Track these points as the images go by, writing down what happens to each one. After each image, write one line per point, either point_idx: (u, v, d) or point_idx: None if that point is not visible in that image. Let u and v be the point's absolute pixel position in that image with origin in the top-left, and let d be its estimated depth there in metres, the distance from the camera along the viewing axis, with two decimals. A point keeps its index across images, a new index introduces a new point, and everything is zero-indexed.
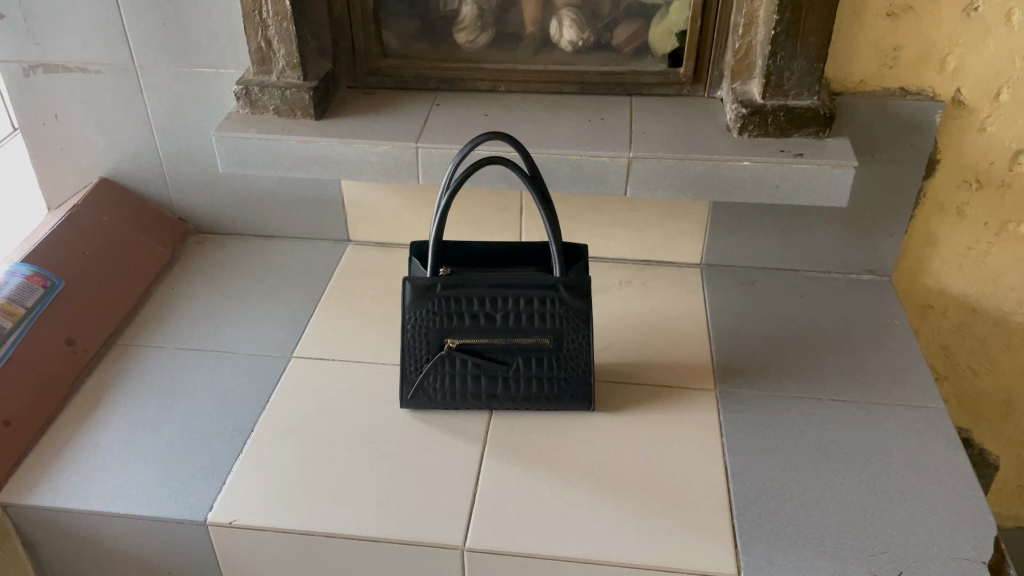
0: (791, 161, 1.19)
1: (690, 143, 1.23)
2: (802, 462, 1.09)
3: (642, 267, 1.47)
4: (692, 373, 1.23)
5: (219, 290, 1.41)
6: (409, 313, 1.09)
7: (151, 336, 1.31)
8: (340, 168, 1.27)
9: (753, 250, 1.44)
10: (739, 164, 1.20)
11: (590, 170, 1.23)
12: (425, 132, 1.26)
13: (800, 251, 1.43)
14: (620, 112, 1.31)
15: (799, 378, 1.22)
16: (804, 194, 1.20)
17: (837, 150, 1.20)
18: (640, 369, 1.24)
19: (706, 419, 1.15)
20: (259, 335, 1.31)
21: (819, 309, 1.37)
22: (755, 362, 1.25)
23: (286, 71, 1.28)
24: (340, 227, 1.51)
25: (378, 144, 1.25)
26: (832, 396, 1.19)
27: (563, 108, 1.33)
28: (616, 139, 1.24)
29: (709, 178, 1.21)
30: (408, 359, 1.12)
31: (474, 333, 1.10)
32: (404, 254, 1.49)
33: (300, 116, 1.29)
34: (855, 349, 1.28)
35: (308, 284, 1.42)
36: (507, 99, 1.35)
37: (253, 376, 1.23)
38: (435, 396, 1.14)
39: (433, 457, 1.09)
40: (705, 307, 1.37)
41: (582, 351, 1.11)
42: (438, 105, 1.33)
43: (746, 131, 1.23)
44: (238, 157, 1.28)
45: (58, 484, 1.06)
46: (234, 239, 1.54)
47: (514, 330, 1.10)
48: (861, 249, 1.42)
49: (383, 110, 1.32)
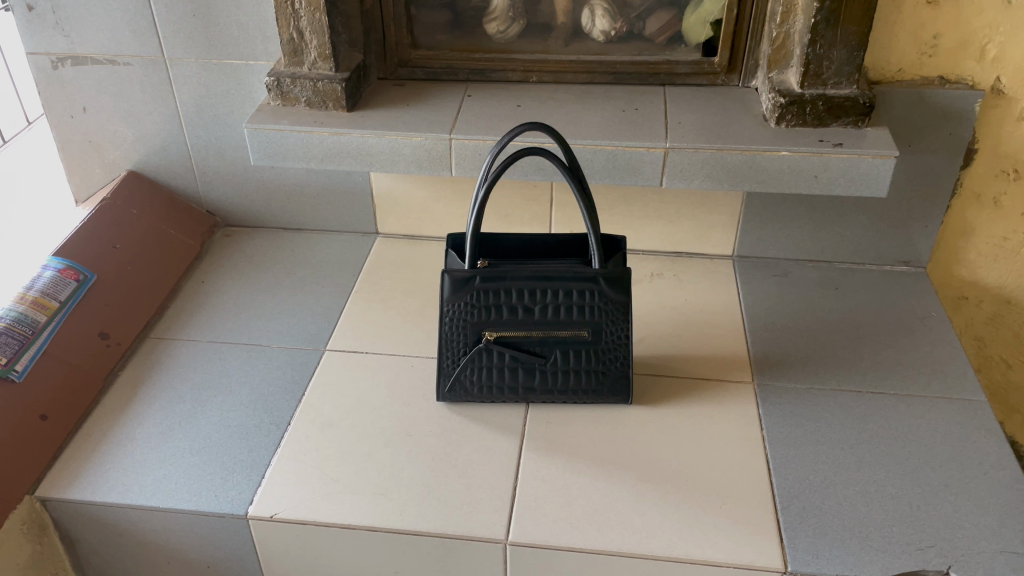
0: (831, 151, 1.17)
1: (726, 133, 1.22)
2: (844, 455, 1.08)
3: (673, 259, 1.46)
4: (729, 366, 1.22)
5: (250, 283, 1.40)
6: (448, 305, 1.08)
7: (182, 329, 1.31)
8: (373, 160, 1.26)
9: (786, 242, 1.42)
10: (777, 154, 1.19)
11: (626, 162, 1.22)
12: (458, 123, 1.25)
13: (833, 243, 1.42)
14: (654, 102, 1.30)
15: (837, 371, 1.21)
16: (843, 183, 1.19)
17: (876, 140, 1.19)
18: (676, 361, 1.23)
19: (745, 413, 1.14)
20: (291, 329, 1.30)
21: (855, 302, 1.35)
22: (792, 355, 1.24)
23: (317, 62, 1.27)
24: (368, 219, 1.50)
25: (411, 136, 1.24)
26: (872, 388, 1.18)
27: (596, 99, 1.31)
28: (652, 129, 1.23)
29: (746, 168, 1.20)
30: (445, 352, 1.11)
31: (513, 326, 1.09)
32: (432, 247, 1.48)
33: (332, 108, 1.28)
34: (893, 341, 1.27)
35: (338, 277, 1.41)
36: (538, 90, 1.34)
37: (287, 370, 1.22)
38: (472, 389, 1.13)
39: (472, 451, 1.09)
40: (739, 299, 1.36)
41: (620, 344, 1.10)
42: (470, 96, 1.32)
43: (784, 121, 1.22)
44: (270, 150, 1.28)
45: (97, 478, 1.06)
46: (262, 232, 1.54)
47: (553, 323, 1.08)
48: (895, 240, 1.40)
49: (415, 101, 1.31)
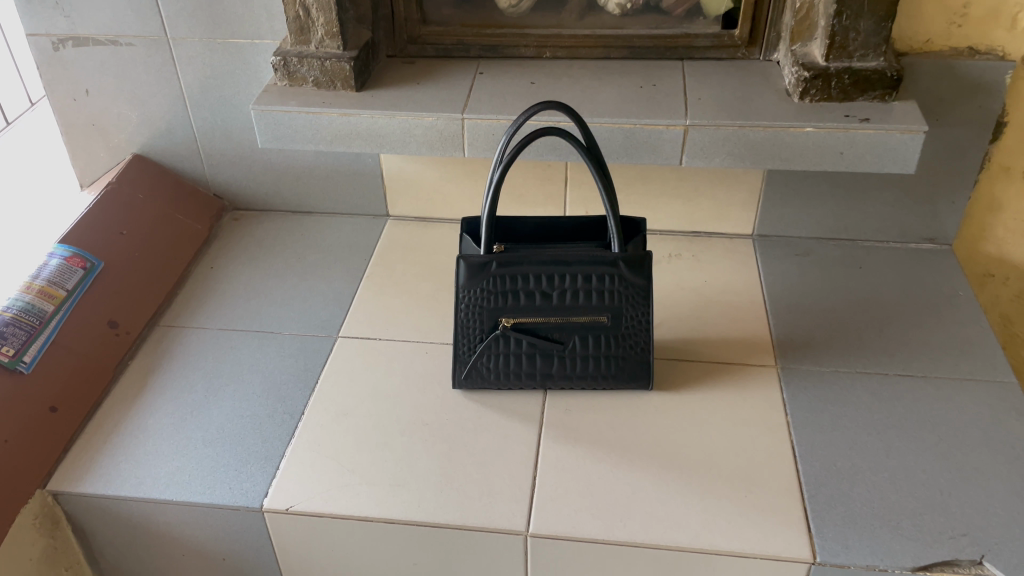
0: (857, 126, 1.13)
1: (747, 109, 1.18)
2: (872, 441, 1.05)
3: (691, 239, 1.42)
4: (751, 349, 1.19)
5: (259, 268, 1.38)
6: (463, 291, 1.05)
7: (192, 316, 1.28)
8: (383, 142, 1.23)
9: (808, 220, 1.39)
10: (801, 131, 1.15)
11: (644, 140, 1.18)
12: (470, 102, 1.21)
13: (857, 220, 1.38)
14: (672, 77, 1.26)
15: (863, 353, 1.18)
16: (870, 160, 1.15)
17: (904, 114, 1.15)
18: (696, 345, 1.20)
19: (769, 398, 1.11)
20: (302, 315, 1.27)
21: (880, 281, 1.32)
22: (816, 337, 1.21)
23: (324, 40, 1.24)
24: (379, 201, 1.47)
25: (423, 116, 1.20)
26: (899, 371, 1.15)
27: (612, 75, 1.27)
28: (672, 105, 1.19)
29: (769, 145, 1.16)
30: (461, 339, 1.08)
31: (530, 312, 1.06)
32: (444, 229, 1.45)
33: (340, 87, 1.24)
34: (920, 321, 1.23)
35: (349, 261, 1.38)
36: (552, 66, 1.30)
37: (299, 358, 1.19)
38: (489, 376, 1.11)
39: (490, 440, 1.06)
40: (760, 280, 1.32)
41: (641, 329, 1.07)
42: (482, 74, 1.29)
43: (808, 96, 1.17)
44: (278, 131, 1.24)
45: (109, 471, 1.04)
46: (271, 215, 1.51)
47: (572, 308, 1.06)
48: (921, 217, 1.36)
49: (426, 79, 1.27)
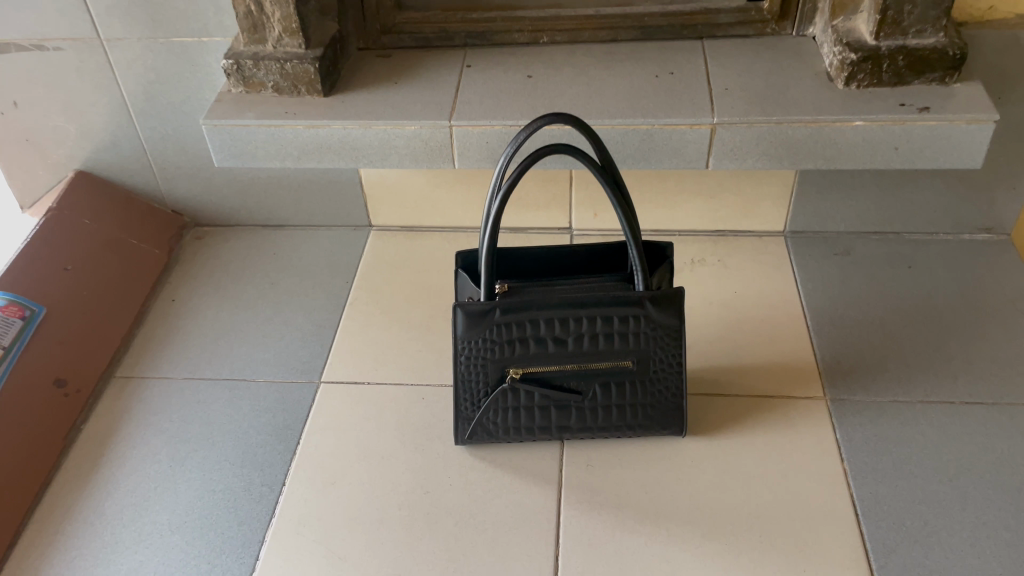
0: (915, 117, 0.96)
1: (784, 100, 1.00)
2: (944, 491, 0.91)
3: (714, 240, 1.26)
4: (795, 378, 1.04)
5: (228, 300, 1.21)
6: (462, 342, 0.89)
7: (152, 364, 1.12)
8: (359, 155, 1.06)
9: (846, 213, 1.23)
10: (850, 125, 0.97)
11: (664, 142, 1.01)
12: (458, 104, 1.04)
13: (902, 211, 1.22)
14: (692, 62, 1.08)
15: (922, 377, 1.03)
16: (929, 155, 0.99)
17: (969, 99, 0.97)
18: (731, 376, 1.05)
19: (821, 440, 0.97)
20: (279, 358, 1.12)
21: (933, 283, 1.16)
22: (868, 359, 1.06)
23: (283, 38, 1.05)
24: (360, 211, 1.30)
25: (404, 124, 1.02)
26: (967, 398, 1.00)
27: (622, 62, 1.09)
28: (695, 99, 1.02)
29: (811, 143, 0.99)
30: (463, 394, 0.93)
31: (542, 361, 0.90)
32: (435, 241, 1.29)
33: (305, 93, 1.07)
34: (984, 332, 1.08)
35: (330, 285, 1.22)
36: (551, 53, 1.12)
37: (276, 413, 1.04)
38: (497, 432, 0.95)
39: (503, 510, 0.92)
40: (797, 288, 1.17)
41: (671, 372, 0.92)
42: (469, 67, 1.10)
43: (855, 81, 1.00)
44: (236, 148, 1.06)
45: (62, 571, 0.89)
46: (239, 231, 1.34)
47: (590, 354, 0.90)
48: (976, 206, 1.20)
49: (405, 78, 1.09)
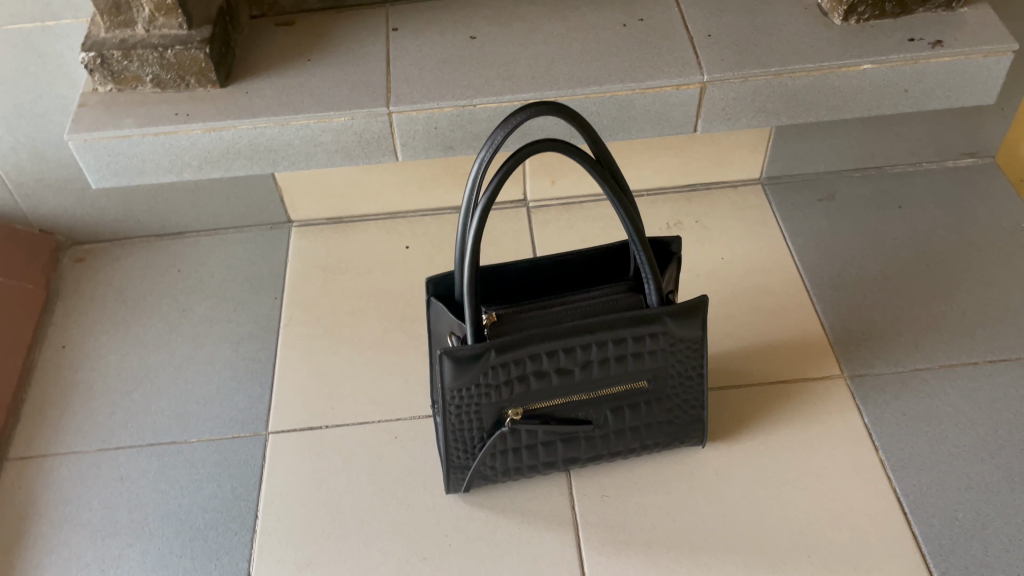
0: (930, 55, 0.83)
1: (778, 44, 0.86)
2: (989, 472, 0.84)
3: (686, 196, 1.13)
4: (806, 356, 0.95)
5: (134, 338, 1.01)
6: (450, 390, 0.73)
7: (54, 436, 0.92)
8: (279, 158, 0.86)
9: (826, 152, 1.11)
10: (857, 69, 0.84)
11: (647, 109, 0.85)
12: (395, 84, 0.85)
13: (885, 144, 1.11)
14: (661, 3, 0.91)
15: (939, 337, 0.95)
16: (941, 95, 0.87)
17: (982, 26, 0.85)
18: (738, 363, 0.95)
19: (850, 429, 0.88)
20: (211, 409, 0.93)
21: (927, 223, 1.07)
22: (878, 323, 0.97)
23: (156, 18, 0.81)
24: (276, 206, 1.10)
25: (330, 115, 0.83)
26: (990, 356, 0.92)
27: (579, 9, 0.91)
28: (676, 52, 0.86)
29: (814, 93, 0.85)
30: (454, 443, 0.78)
31: (545, 396, 0.76)
32: (372, 231, 1.11)
33: (195, 84, 0.85)
34: (991, 275, 1.00)
35: (257, 304, 1.03)
36: (493, 4, 0.93)
37: (223, 480, 0.87)
38: (495, 476, 0.82)
39: (518, 567, 0.79)
40: (787, 245, 1.06)
41: (689, 384, 0.80)
42: (397, 31, 0.90)
43: (855, 15, 0.86)
44: (118, 164, 0.84)
45: None
46: (131, 245, 1.11)
47: (600, 381, 0.76)
48: (962, 130, 1.11)
49: (319, 52, 0.89)
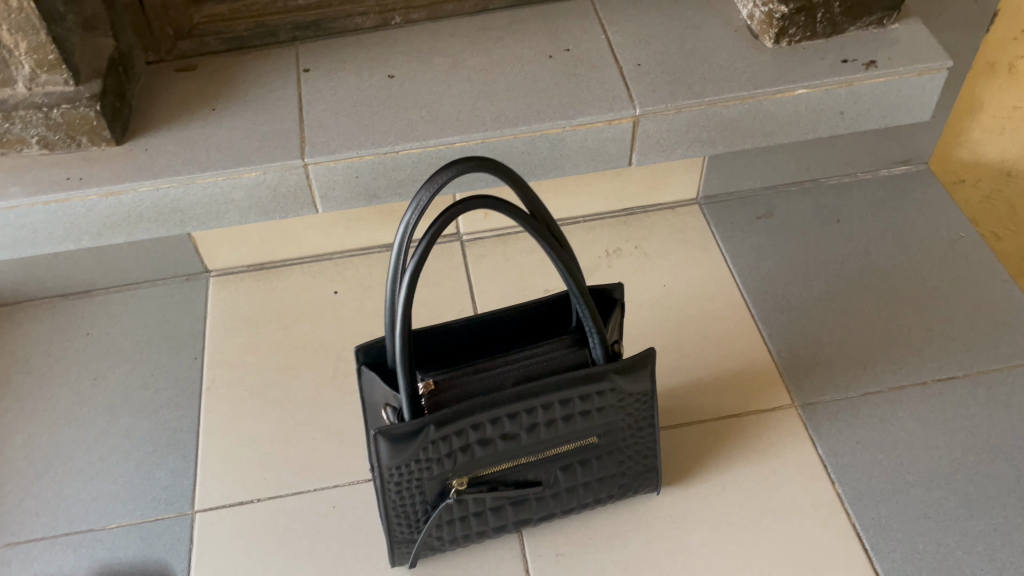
0: (862, 76, 0.81)
1: (709, 70, 0.82)
2: (946, 498, 0.82)
3: (624, 219, 1.10)
4: (757, 386, 0.92)
5: (42, 414, 0.93)
6: (391, 468, 0.68)
7: None
8: (187, 218, 0.79)
9: (762, 169, 1.09)
10: (791, 95, 0.81)
11: (579, 145, 0.81)
12: (310, 132, 0.79)
13: (821, 157, 1.09)
14: (587, 29, 0.87)
15: (887, 357, 0.93)
16: (877, 114, 0.85)
17: (913, 43, 0.83)
18: (688, 398, 0.92)
19: (804, 462, 0.86)
20: (132, 488, 0.86)
21: (866, 237, 1.06)
22: (826, 346, 0.95)
23: (38, 74, 0.73)
24: (192, 257, 1.03)
25: (240, 171, 0.76)
26: (938, 374, 0.91)
27: (503, 40, 0.87)
28: (605, 84, 0.82)
29: (750, 120, 0.82)
30: (398, 518, 0.73)
31: (492, 463, 0.71)
32: (298, 276, 1.05)
33: (88, 144, 0.77)
34: (934, 288, 0.99)
35: (177, 365, 0.96)
36: (410, 37, 0.88)
37: (148, 568, 0.80)
38: (445, 546, 0.77)
39: None
40: (730, 268, 1.04)
41: (641, 434, 0.76)
42: (308, 72, 0.84)
43: (786, 37, 0.83)
44: (8, 236, 0.77)
45: None
46: (34, 307, 1.03)
47: (548, 442, 0.72)
48: (896, 139, 1.10)
49: (225, 99, 0.82)
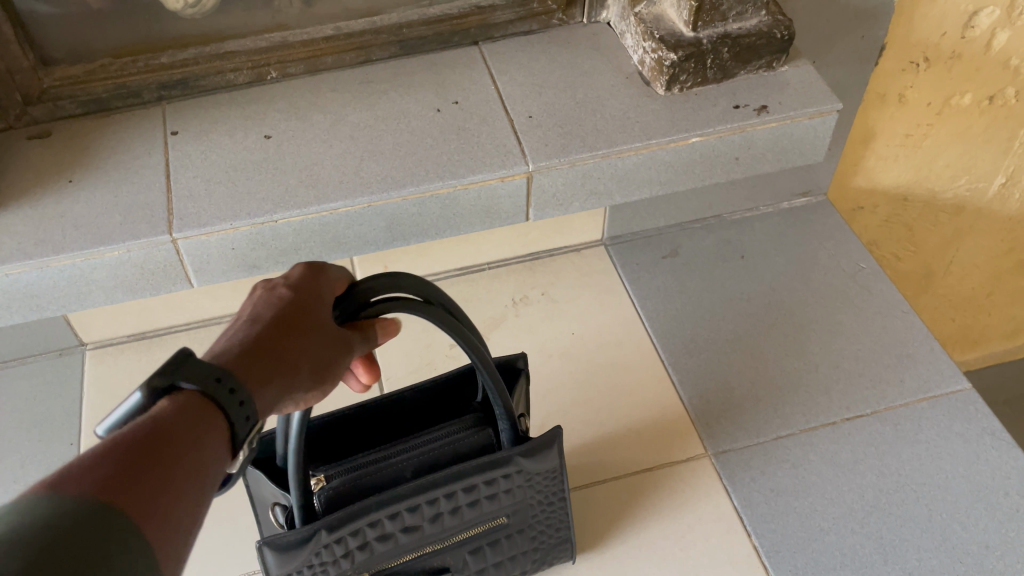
0: (756, 122, 0.80)
1: (602, 120, 0.80)
2: (861, 543, 0.81)
3: (529, 265, 1.07)
4: (669, 436, 0.90)
5: None
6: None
7: None
8: (44, 302, 0.72)
9: (664, 207, 1.08)
10: (686, 143, 0.79)
11: (472, 204, 0.78)
12: (178, 204, 0.73)
13: (722, 194, 1.08)
14: (476, 80, 0.84)
15: (797, 399, 0.92)
16: (773, 156, 0.84)
17: (803, 85, 0.83)
18: (601, 454, 0.89)
19: (720, 516, 0.83)
20: None
21: (771, 272, 1.05)
22: (736, 389, 0.93)
23: None
24: (64, 330, 0.95)
25: (100, 251, 0.70)
26: (847, 413, 0.91)
27: (388, 93, 0.83)
28: (496, 138, 0.78)
29: (647, 169, 0.80)
30: None
31: (394, 559, 0.67)
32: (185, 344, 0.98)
33: None
34: (839, 322, 0.99)
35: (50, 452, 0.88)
36: (289, 94, 0.83)
37: None
38: None
39: None
40: (638, 312, 1.02)
41: (552, 508, 0.72)
42: (177, 135, 0.79)
43: (678, 83, 0.81)
44: None
45: None
46: None
47: (454, 529, 0.67)
48: (794, 173, 1.10)
49: (84, 168, 0.75)
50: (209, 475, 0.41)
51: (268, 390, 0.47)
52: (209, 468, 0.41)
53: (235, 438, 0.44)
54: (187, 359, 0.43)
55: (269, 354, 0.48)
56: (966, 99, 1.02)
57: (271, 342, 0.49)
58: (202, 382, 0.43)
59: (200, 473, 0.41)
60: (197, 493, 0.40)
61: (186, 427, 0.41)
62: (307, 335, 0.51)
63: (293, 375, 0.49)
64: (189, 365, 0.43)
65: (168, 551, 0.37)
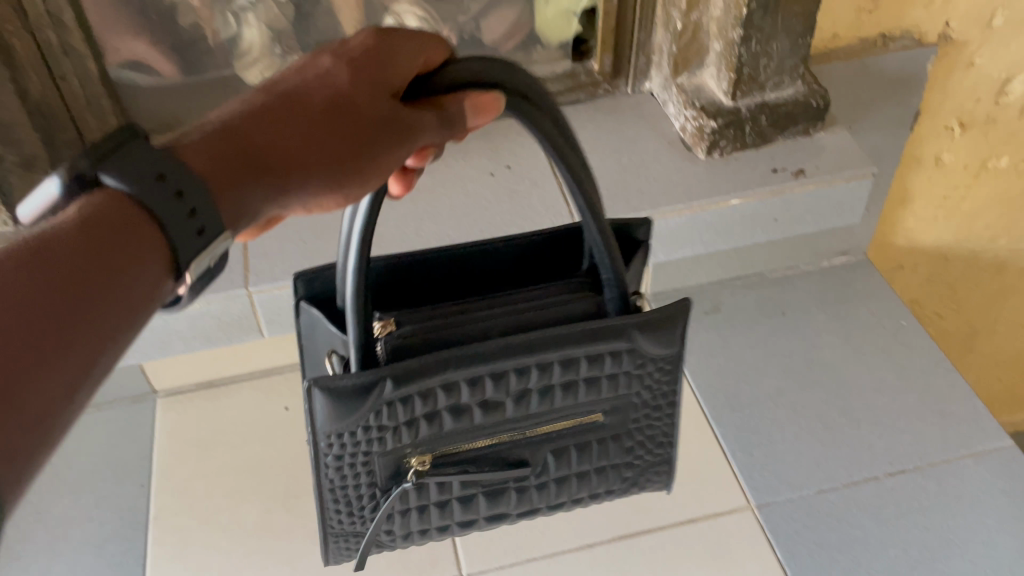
0: (793, 184, 0.84)
1: (646, 183, 0.85)
2: None
3: None
4: (713, 489, 0.92)
5: None
6: (333, 430, 0.59)
7: None
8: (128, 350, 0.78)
9: (706, 266, 1.12)
10: (726, 204, 0.84)
11: None
12: (253, 262, 0.79)
13: (762, 253, 1.12)
14: (527, 147, 0.90)
15: (840, 453, 0.94)
16: (811, 218, 0.88)
17: (838, 151, 0.87)
18: (646, 504, 0.91)
19: (764, 567, 0.85)
20: None
21: (812, 329, 1.08)
22: (778, 443, 0.95)
23: None
24: (139, 379, 1.01)
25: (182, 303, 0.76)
26: (889, 468, 0.92)
27: (445, 159, 0.89)
28: (546, 201, 0.83)
29: (689, 230, 0.85)
30: (335, 493, 0.64)
31: (467, 438, 0.63)
32: (249, 394, 1.04)
33: None
34: (880, 379, 1.01)
35: (122, 493, 0.93)
36: None
37: None
38: (395, 537, 0.69)
39: None
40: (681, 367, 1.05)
41: (648, 412, 0.69)
42: None
43: (719, 148, 0.86)
44: None
45: None
46: None
47: (540, 414, 0.64)
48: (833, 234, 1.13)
49: None
50: (137, 302, 0.39)
51: (244, 186, 0.45)
52: (134, 296, 0.39)
53: (178, 258, 0.42)
54: (134, 158, 0.41)
55: (264, 147, 0.46)
56: (1003, 161, 1.05)
57: (276, 132, 0.46)
58: (149, 181, 0.41)
59: (129, 303, 0.39)
60: (120, 318, 0.38)
61: (96, 244, 0.38)
62: (315, 125, 0.47)
63: (285, 172, 0.46)
64: (132, 162, 0.41)
65: (49, 386, 0.34)
